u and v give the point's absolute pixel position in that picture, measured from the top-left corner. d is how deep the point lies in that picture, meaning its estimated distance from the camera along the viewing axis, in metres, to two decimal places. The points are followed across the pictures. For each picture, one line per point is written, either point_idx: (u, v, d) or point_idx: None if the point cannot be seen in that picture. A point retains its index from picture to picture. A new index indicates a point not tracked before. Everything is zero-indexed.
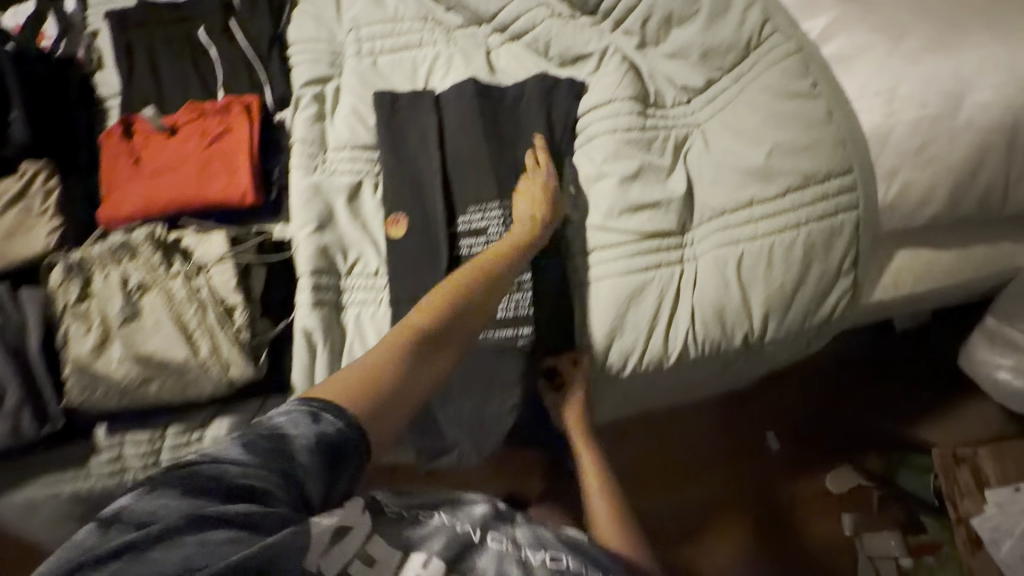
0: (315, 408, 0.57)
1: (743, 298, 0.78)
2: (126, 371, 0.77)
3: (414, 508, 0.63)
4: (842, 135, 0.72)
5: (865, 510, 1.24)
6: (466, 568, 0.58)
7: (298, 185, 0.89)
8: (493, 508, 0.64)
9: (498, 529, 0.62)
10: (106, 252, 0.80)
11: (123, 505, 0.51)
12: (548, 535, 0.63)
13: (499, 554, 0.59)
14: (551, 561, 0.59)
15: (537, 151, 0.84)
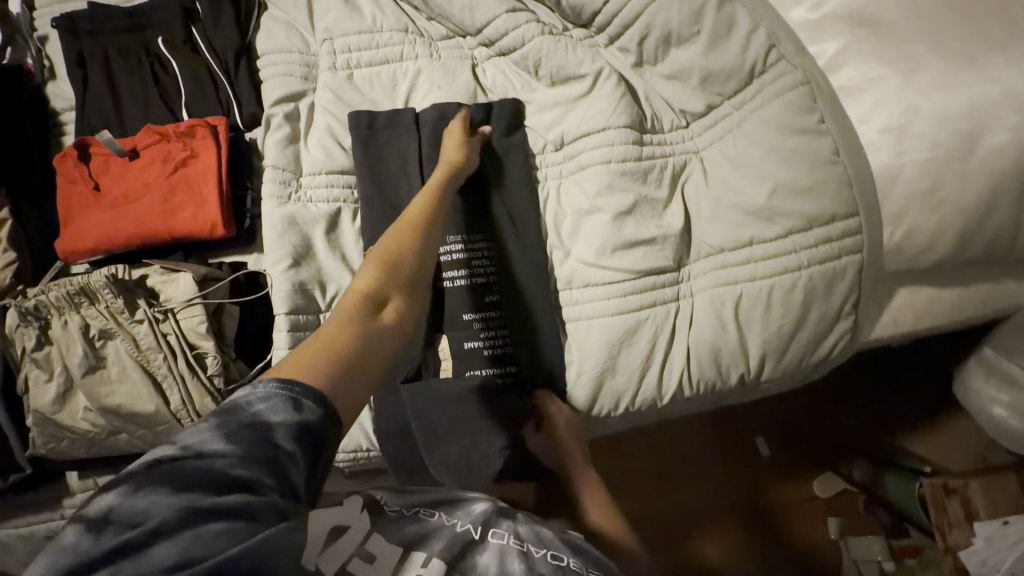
0: (295, 393, 0.46)
1: (739, 340, 0.75)
2: (94, 421, 0.74)
3: (414, 505, 0.60)
4: (848, 175, 0.69)
5: (853, 513, 1.25)
6: (468, 567, 0.54)
7: (270, 217, 0.82)
8: (494, 506, 0.60)
9: (499, 524, 0.58)
10: (63, 297, 0.74)
11: (106, 505, 0.42)
12: (548, 534, 0.59)
13: (501, 549, 0.55)
14: (552, 557, 0.55)
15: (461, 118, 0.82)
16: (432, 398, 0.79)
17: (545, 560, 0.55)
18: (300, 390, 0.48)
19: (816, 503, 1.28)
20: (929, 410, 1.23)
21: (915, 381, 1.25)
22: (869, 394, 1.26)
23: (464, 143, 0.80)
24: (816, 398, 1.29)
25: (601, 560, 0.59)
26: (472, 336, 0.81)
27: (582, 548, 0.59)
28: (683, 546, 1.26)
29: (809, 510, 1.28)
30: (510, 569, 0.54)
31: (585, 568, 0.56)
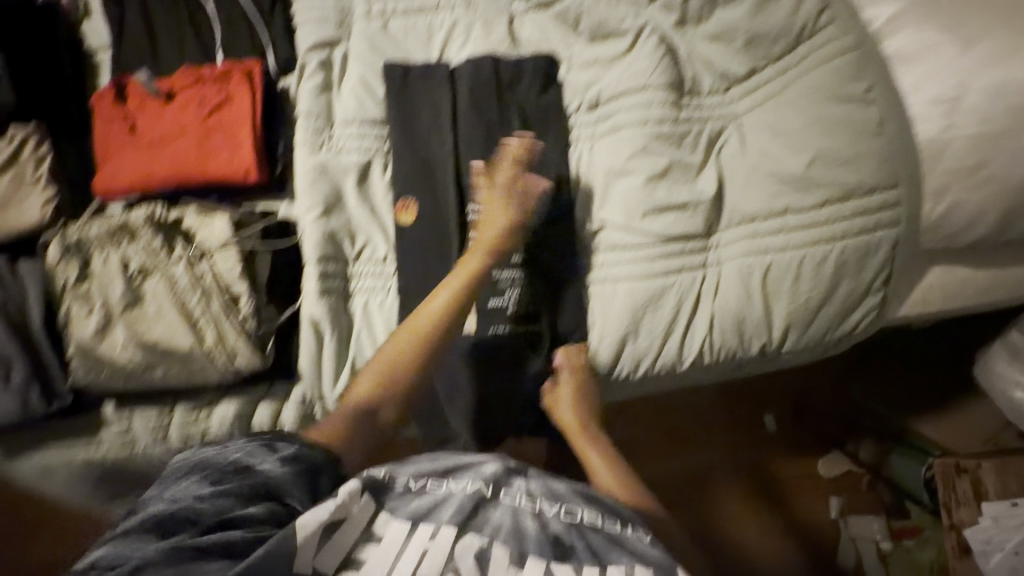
0: (269, 438, 0.56)
1: (765, 310, 0.75)
2: (130, 356, 0.76)
3: (420, 475, 0.57)
4: (892, 146, 0.67)
5: (854, 492, 1.31)
6: (479, 525, 0.53)
7: (303, 165, 0.83)
8: (505, 466, 0.59)
9: (511, 484, 0.57)
10: (105, 234, 0.76)
11: (99, 555, 0.48)
12: (562, 488, 0.58)
13: (514, 509, 0.55)
14: (565, 515, 0.55)
15: (521, 85, 0.82)
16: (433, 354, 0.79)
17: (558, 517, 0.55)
18: (275, 437, 0.57)
19: (820, 483, 1.31)
20: (942, 394, 1.24)
21: (932, 367, 1.25)
22: (887, 374, 1.26)
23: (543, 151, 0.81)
24: (829, 376, 1.32)
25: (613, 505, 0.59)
26: (497, 293, 0.80)
27: (597, 497, 0.59)
28: (692, 515, 1.28)
29: (813, 487, 1.31)
30: (525, 526, 0.53)
31: (599, 519, 0.56)
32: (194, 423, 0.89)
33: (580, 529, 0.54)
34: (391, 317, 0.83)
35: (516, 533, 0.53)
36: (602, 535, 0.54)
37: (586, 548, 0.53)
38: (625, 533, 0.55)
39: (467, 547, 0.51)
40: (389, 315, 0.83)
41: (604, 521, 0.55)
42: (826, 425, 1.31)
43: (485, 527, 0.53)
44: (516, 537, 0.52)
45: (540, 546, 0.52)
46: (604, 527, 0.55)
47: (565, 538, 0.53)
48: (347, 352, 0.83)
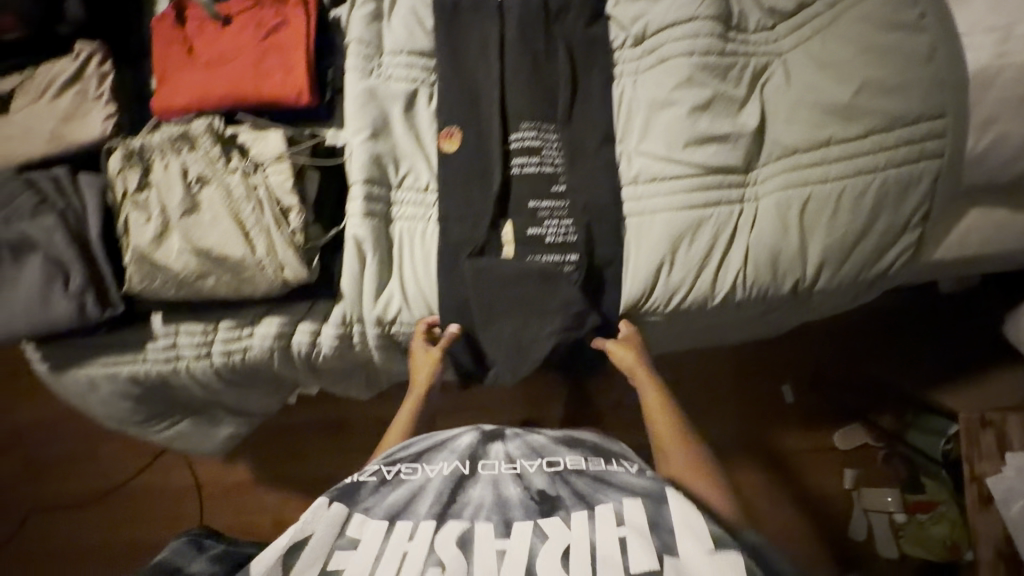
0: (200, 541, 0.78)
1: (801, 245, 0.76)
2: (185, 262, 0.79)
3: (398, 469, 0.71)
4: (941, 75, 0.69)
5: (869, 466, 1.26)
6: (461, 496, 0.68)
7: (353, 89, 0.86)
8: (478, 437, 0.74)
9: (485, 456, 0.72)
10: (167, 141, 0.80)
11: None
12: (538, 442, 0.74)
13: (493, 479, 0.69)
14: (547, 466, 0.70)
15: (571, 21, 0.86)
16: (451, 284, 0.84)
17: (539, 470, 0.70)
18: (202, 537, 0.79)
19: (836, 456, 1.28)
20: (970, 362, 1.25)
21: (958, 333, 1.25)
22: (913, 338, 1.27)
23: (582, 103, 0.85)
24: (848, 343, 1.30)
25: (595, 445, 0.73)
26: (535, 223, 0.85)
27: (575, 442, 0.74)
28: None
29: (828, 461, 1.28)
30: (507, 487, 0.68)
31: (584, 464, 0.70)
32: (237, 340, 0.93)
33: (563, 476, 0.69)
34: (432, 243, 0.87)
35: (499, 494, 0.67)
36: (586, 476, 0.68)
37: (569, 492, 0.67)
38: (611, 469, 0.68)
39: (451, 530, 0.64)
40: (429, 241, 0.87)
41: (588, 462, 0.70)
42: (845, 393, 1.29)
43: (464, 511, 0.66)
44: (504, 504, 0.66)
45: (528, 505, 0.66)
46: (588, 468, 0.69)
47: (548, 489, 0.68)
48: (388, 273, 0.87)
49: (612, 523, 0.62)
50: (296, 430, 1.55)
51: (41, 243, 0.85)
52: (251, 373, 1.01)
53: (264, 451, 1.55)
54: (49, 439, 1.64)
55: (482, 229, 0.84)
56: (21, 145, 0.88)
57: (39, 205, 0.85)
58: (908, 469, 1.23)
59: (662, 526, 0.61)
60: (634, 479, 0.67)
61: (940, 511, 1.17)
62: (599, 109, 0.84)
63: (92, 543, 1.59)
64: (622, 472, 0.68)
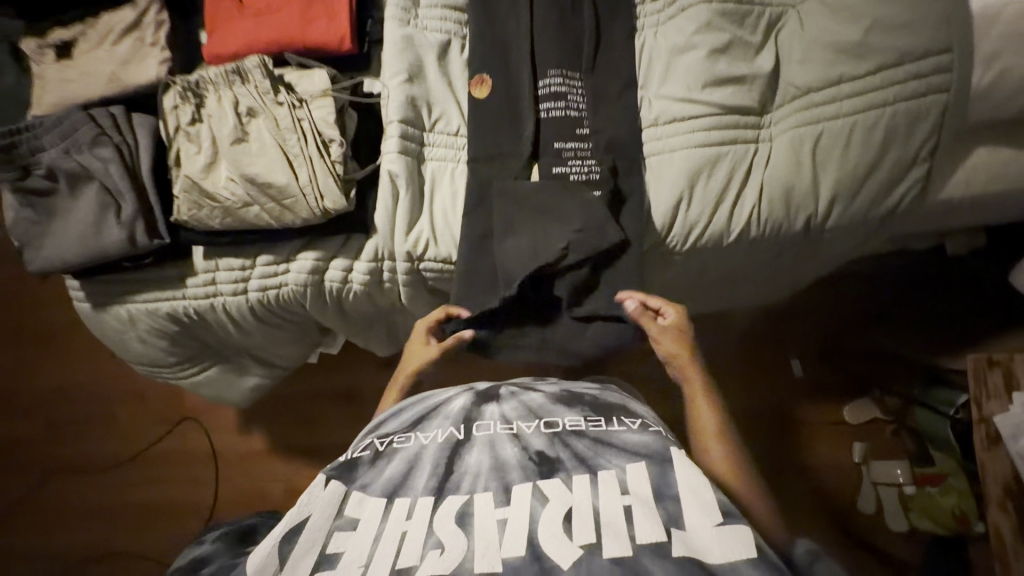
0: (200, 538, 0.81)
1: (813, 181, 0.80)
2: (234, 190, 0.85)
3: (391, 441, 0.69)
4: (946, 13, 0.74)
5: (876, 440, 1.28)
6: (459, 463, 0.66)
7: (392, 35, 0.91)
8: (470, 402, 0.71)
9: (479, 420, 0.70)
10: (222, 75, 0.87)
11: None
12: (536, 402, 0.71)
13: (490, 443, 0.67)
14: (545, 427, 0.68)
15: None
16: (477, 218, 0.89)
17: (536, 432, 0.67)
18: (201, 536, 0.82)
19: (843, 427, 1.30)
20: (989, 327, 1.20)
21: None
22: (929, 306, 1.25)
23: (607, 52, 0.90)
24: (854, 311, 1.33)
25: (595, 400, 0.71)
26: (560, 163, 0.89)
27: (574, 399, 0.71)
28: None
29: (834, 431, 1.29)
30: (505, 449, 0.66)
31: (583, 425, 0.67)
32: (274, 274, 0.98)
33: (562, 438, 0.66)
34: (461, 183, 0.92)
35: (496, 457, 0.66)
36: (586, 438, 0.66)
37: (570, 455, 0.65)
38: (613, 429, 0.66)
39: (451, 502, 0.63)
40: (459, 182, 0.92)
41: (587, 422, 0.67)
42: (854, 364, 1.31)
43: (463, 484, 0.65)
44: (503, 467, 0.65)
45: (527, 468, 0.65)
46: (589, 429, 0.67)
47: (548, 450, 0.66)
48: (418, 209, 0.92)
49: (614, 487, 0.61)
50: (309, 395, 1.56)
51: (98, 173, 0.92)
52: (284, 313, 1.05)
53: (280, 420, 1.56)
54: (71, 404, 1.67)
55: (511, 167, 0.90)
56: (83, 86, 0.95)
57: (97, 137, 0.92)
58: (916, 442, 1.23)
59: (666, 494, 0.60)
60: (637, 438, 0.65)
61: (948, 483, 1.17)
62: (623, 58, 0.90)
63: (107, 509, 1.61)
64: (625, 431, 0.66)
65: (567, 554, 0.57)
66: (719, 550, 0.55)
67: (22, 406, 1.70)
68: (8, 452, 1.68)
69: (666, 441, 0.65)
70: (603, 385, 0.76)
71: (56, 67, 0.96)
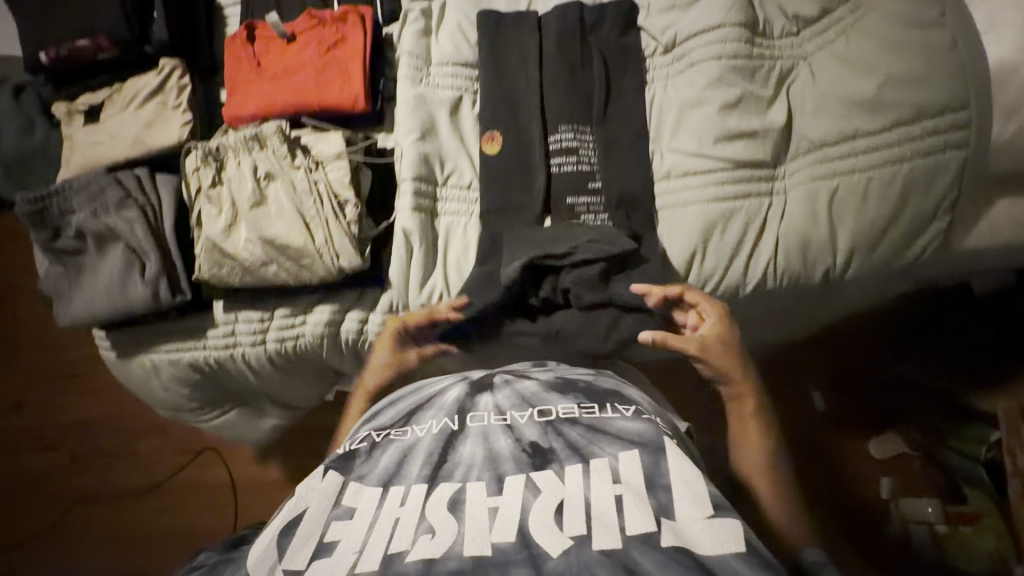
0: None
1: (834, 231, 0.79)
2: (251, 250, 0.87)
3: (388, 431, 0.69)
4: (962, 69, 0.73)
5: (907, 477, 1.20)
6: (452, 451, 0.66)
7: (404, 95, 0.93)
8: (465, 392, 0.71)
9: (473, 411, 0.69)
10: (240, 142, 0.89)
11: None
12: (529, 391, 0.71)
13: (484, 434, 0.66)
14: (538, 417, 0.67)
15: (606, 32, 0.92)
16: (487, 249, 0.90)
17: (530, 421, 0.67)
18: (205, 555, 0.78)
19: (871, 462, 1.21)
20: None
21: None
22: (955, 326, 1.19)
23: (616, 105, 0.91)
24: (878, 335, 1.23)
25: (589, 388, 0.71)
26: (574, 218, 0.89)
27: (568, 387, 0.70)
28: None
29: (863, 465, 1.21)
30: (498, 438, 0.66)
31: (575, 412, 0.67)
32: (291, 327, 1.00)
33: (555, 427, 0.65)
34: (474, 238, 0.93)
35: (489, 445, 0.65)
36: (580, 426, 0.65)
37: (563, 445, 0.64)
38: (606, 416, 0.66)
39: (444, 491, 0.62)
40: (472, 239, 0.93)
41: (580, 410, 0.67)
42: (860, 386, 1.24)
43: (457, 471, 0.64)
44: (496, 456, 0.64)
45: (520, 457, 0.64)
46: (582, 417, 0.66)
47: (541, 440, 0.65)
48: (433, 263, 0.93)
49: (605, 477, 0.60)
50: (322, 431, 1.57)
51: (124, 234, 0.95)
52: (303, 363, 1.06)
53: (295, 455, 1.57)
54: (97, 434, 1.71)
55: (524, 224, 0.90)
56: (110, 149, 0.99)
57: (124, 198, 0.95)
58: (947, 478, 1.16)
59: (659, 483, 0.59)
60: (629, 426, 0.64)
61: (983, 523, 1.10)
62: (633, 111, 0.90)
63: (129, 537, 1.63)
64: (618, 419, 0.66)
65: (552, 542, 0.55)
66: (709, 543, 0.53)
67: (49, 437, 1.74)
68: (36, 481, 1.72)
69: (659, 430, 0.64)
70: (600, 371, 0.76)
71: (85, 131, 1.00)
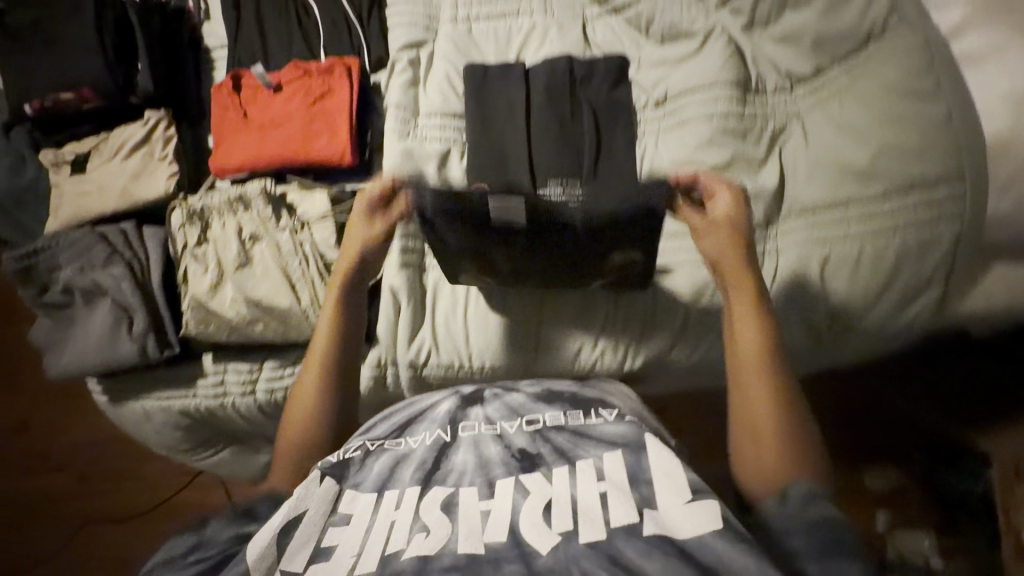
0: None
1: (829, 301, 0.76)
2: (237, 311, 0.87)
3: (381, 439, 0.64)
4: (956, 141, 0.72)
5: (899, 508, 1.17)
6: (444, 459, 0.61)
7: (391, 149, 0.92)
8: (457, 403, 0.68)
9: (466, 420, 0.65)
10: (225, 203, 0.89)
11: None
12: (517, 401, 0.67)
13: (475, 441, 0.62)
14: (526, 426, 0.63)
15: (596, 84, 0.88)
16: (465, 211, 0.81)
17: (518, 429, 0.63)
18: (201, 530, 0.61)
19: (863, 495, 1.19)
20: None
21: None
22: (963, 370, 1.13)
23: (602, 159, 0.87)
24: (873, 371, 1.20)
25: (573, 397, 0.67)
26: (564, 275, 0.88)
27: (555, 396, 0.67)
28: None
29: (856, 498, 1.19)
30: (489, 446, 0.61)
31: (563, 418, 0.63)
32: (280, 378, 1.00)
33: (543, 434, 0.62)
34: (460, 296, 0.92)
35: (480, 453, 0.60)
36: (565, 431, 0.61)
37: (551, 450, 0.60)
38: (590, 421, 0.62)
39: (435, 495, 0.56)
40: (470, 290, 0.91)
41: (566, 416, 0.64)
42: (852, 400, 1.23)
43: (450, 475, 0.59)
44: (486, 463, 0.59)
45: (509, 462, 0.59)
46: (568, 423, 0.62)
47: (528, 447, 0.60)
48: (422, 319, 0.93)
49: (592, 476, 0.55)
50: None
51: (111, 290, 0.94)
52: None
53: None
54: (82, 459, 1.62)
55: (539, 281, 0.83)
56: (97, 202, 0.98)
57: (111, 255, 0.94)
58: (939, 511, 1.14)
59: (641, 478, 0.55)
60: (614, 430, 0.61)
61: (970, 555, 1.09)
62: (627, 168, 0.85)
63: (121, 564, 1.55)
64: (602, 424, 0.62)
65: (547, 538, 0.51)
66: (691, 527, 0.49)
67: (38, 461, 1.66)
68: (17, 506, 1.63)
69: (642, 429, 0.60)
70: (584, 383, 0.74)
71: (71, 181, 0.99)
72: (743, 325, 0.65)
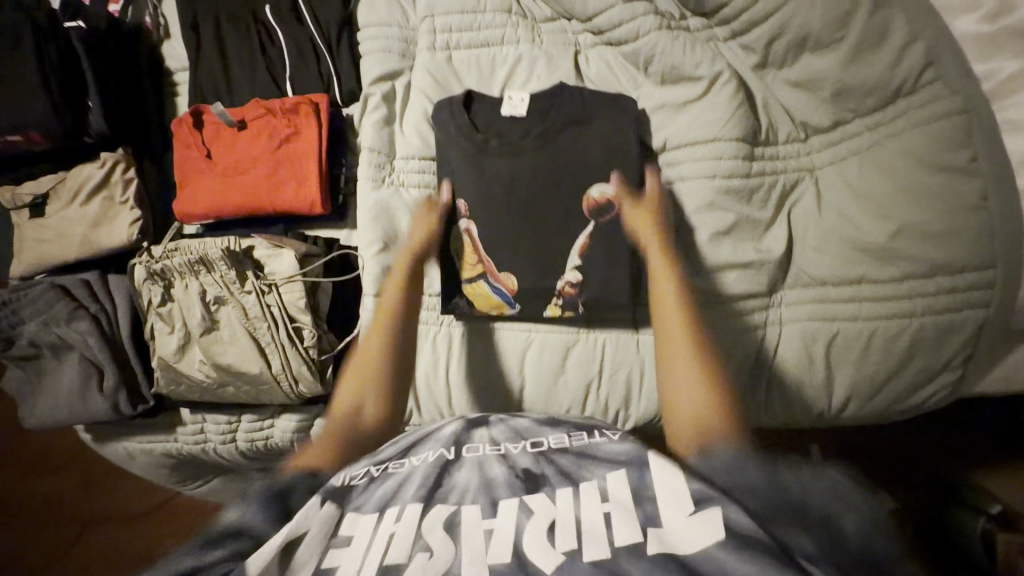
0: None
1: (833, 380, 0.71)
2: (206, 374, 0.83)
3: (384, 461, 0.52)
4: (989, 224, 0.63)
5: None
6: (445, 480, 0.49)
7: (365, 200, 0.84)
8: (463, 423, 0.56)
9: (472, 440, 0.53)
10: (184, 263, 0.82)
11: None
12: (522, 425, 0.55)
13: (478, 461, 0.50)
14: (531, 447, 0.51)
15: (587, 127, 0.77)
16: (478, 175, 0.79)
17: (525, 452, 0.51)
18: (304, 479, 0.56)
19: None
20: None
21: None
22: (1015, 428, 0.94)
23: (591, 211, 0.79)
24: None
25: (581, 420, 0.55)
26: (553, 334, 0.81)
27: (561, 419, 0.55)
28: None
29: None
30: (492, 472, 0.49)
31: (566, 439, 0.52)
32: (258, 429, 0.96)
33: (548, 455, 0.50)
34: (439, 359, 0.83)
35: (484, 480, 0.48)
36: (569, 453, 0.50)
37: (555, 472, 0.48)
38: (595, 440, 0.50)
39: (437, 516, 0.46)
40: (454, 346, 0.83)
41: (571, 437, 0.52)
42: None
43: (452, 493, 0.48)
44: (487, 488, 0.48)
45: (511, 485, 0.48)
46: (572, 445, 0.51)
47: (530, 470, 0.49)
48: None
49: (598, 503, 0.44)
50: None
51: (78, 345, 0.90)
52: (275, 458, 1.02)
53: None
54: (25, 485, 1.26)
55: (532, 273, 0.78)
56: (58, 249, 0.92)
57: (74, 309, 0.89)
58: None
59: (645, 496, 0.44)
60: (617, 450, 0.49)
61: None
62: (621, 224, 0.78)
63: None
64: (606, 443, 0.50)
65: (551, 554, 0.42)
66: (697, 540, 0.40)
67: None
68: None
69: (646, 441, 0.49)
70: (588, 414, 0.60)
71: (31, 225, 0.94)
72: (664, 287, 0.70)
